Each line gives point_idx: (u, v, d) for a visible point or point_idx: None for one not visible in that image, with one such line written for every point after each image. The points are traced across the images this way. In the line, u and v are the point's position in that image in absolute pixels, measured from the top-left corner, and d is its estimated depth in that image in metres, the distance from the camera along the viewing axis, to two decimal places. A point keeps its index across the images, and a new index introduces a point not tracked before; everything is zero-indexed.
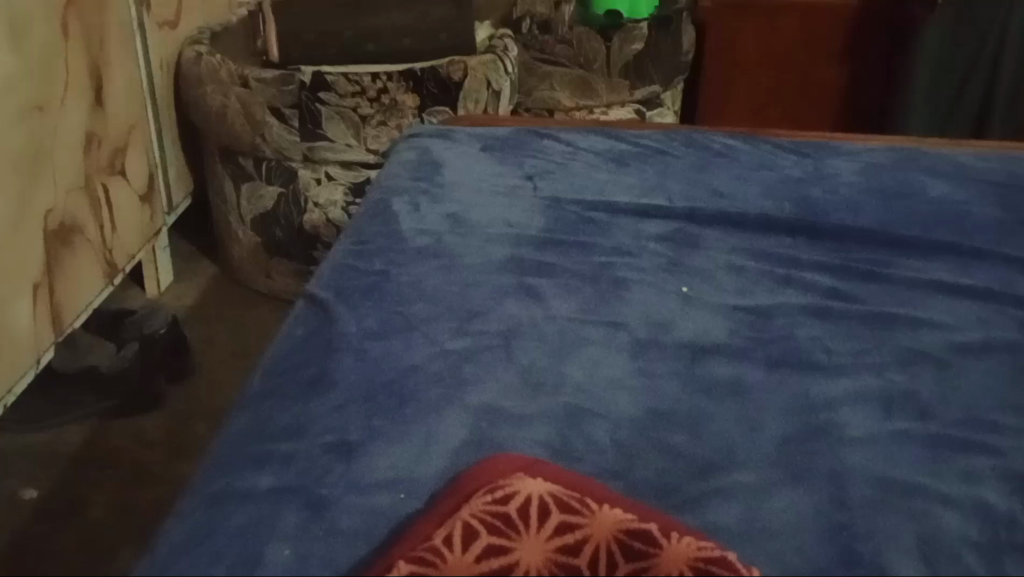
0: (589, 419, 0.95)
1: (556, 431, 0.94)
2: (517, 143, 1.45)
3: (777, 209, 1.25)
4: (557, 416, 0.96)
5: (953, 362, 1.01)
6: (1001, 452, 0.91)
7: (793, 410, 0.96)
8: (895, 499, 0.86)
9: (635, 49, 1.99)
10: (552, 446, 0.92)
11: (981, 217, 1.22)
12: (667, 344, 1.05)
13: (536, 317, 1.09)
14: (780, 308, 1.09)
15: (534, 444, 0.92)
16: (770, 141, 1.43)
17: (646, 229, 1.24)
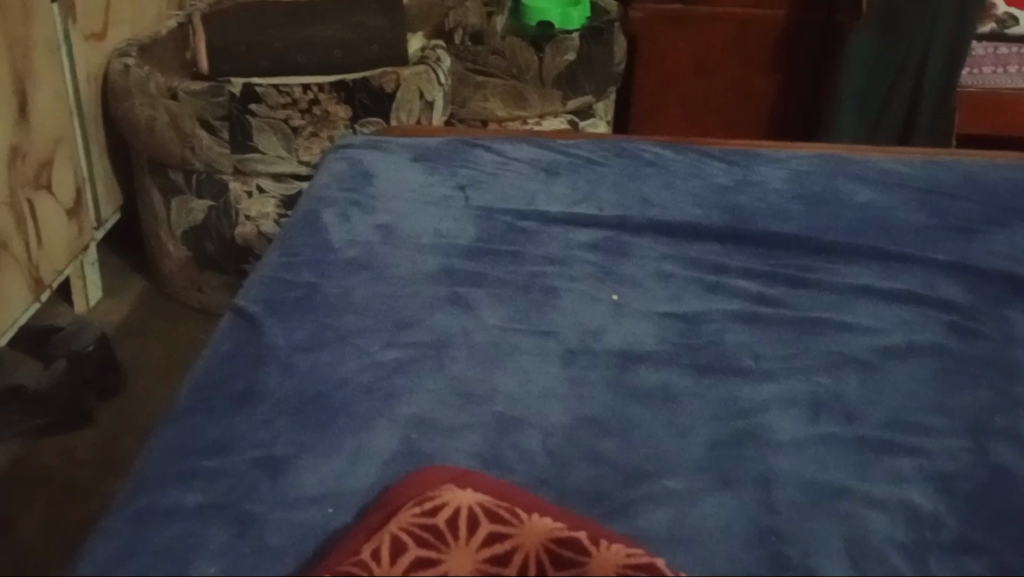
0: (521, 428, 0.95)
1: (487, 441, 0.93)
2: (449, 153, 1.44)
3: (705, 217, 1.26)
4: (488, 426, 0.95)
5: (878, 365, 1.02)
6: (925, 452, 0.92)
7: (721, 415, 0.96)
8: (822, 502, 0.87)
9: (567, 60, 2.00)
10: (483, 457, 0.91)
11: (905, 221, 1.23)
12: (598, 352, 1.05)
13: (467, 327, 1.09)
14: (709, 313, 1.10)
15: (466, 456, 0.91)
16: (698, 150, 1.44)
17: (577, 238, 1.24)
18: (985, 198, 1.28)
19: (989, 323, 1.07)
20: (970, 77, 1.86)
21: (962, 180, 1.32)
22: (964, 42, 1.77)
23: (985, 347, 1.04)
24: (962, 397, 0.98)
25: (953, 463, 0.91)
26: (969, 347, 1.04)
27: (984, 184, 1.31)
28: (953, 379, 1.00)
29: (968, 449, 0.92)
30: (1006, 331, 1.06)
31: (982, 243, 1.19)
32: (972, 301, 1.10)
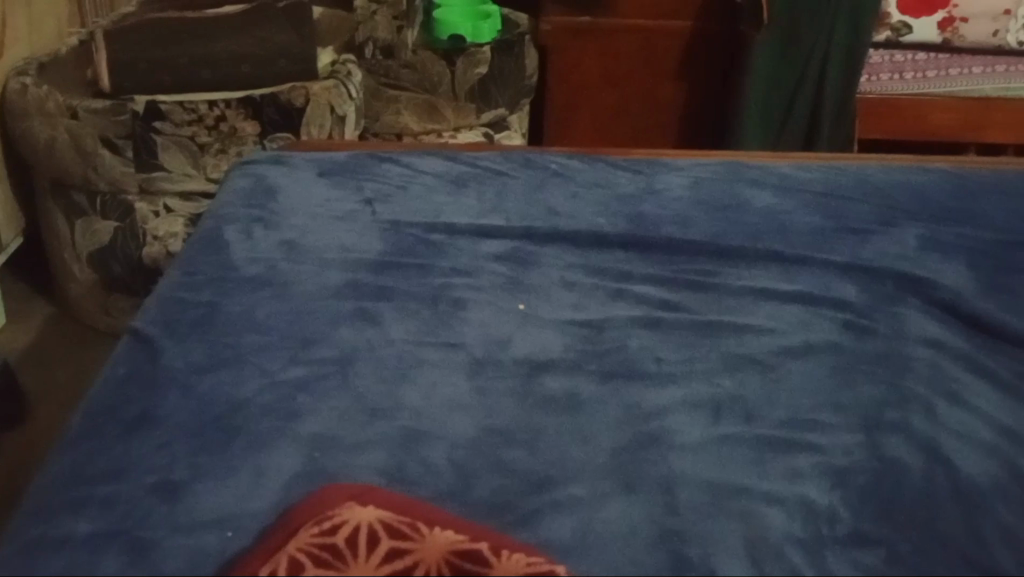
0: (427, 440, 0.94)
1: (392, 456, 0.92)
2: (355, 167, 1.42)
3: (610, 225, 1.27)
4: (394, 441, 0.93)
5: (777, 365, 1.03)
6: (822, 449, 0.93)
7: (625, 420, 0.97)
8: (723, 501, 0.88)
9: (479, 73, 2.01)
10: (388, 472, 0.90)
11: (801, 224, 1.26)
12: (505, 362, 1.05)
13: (373, 342, 1.07)
14: (613, 320, 1.11)
15: (371, 472, 0.90)
16: (603, 159, 1.45)
17: (483, 248, 1.23)
18: (878, 200, 1.31)
19: (882, 322, 1.09)
20: (867, 85, 1.84)
21: (856, 183, 1.36)
22: (862, 51, 1.77)
23: (878, 344, 1.06)
24: (857, 393, 1.00)
25: (848, 458, 0.92)
26: (863, 345, 1.06)
27: (877, 187, 1.35)
28: (848, 376, 1.02)
29: (862, 444, 0.94)
30: (898, 328, 1.08)
31: (875, 244, 1.22)
32: (864, 300, 1.13)
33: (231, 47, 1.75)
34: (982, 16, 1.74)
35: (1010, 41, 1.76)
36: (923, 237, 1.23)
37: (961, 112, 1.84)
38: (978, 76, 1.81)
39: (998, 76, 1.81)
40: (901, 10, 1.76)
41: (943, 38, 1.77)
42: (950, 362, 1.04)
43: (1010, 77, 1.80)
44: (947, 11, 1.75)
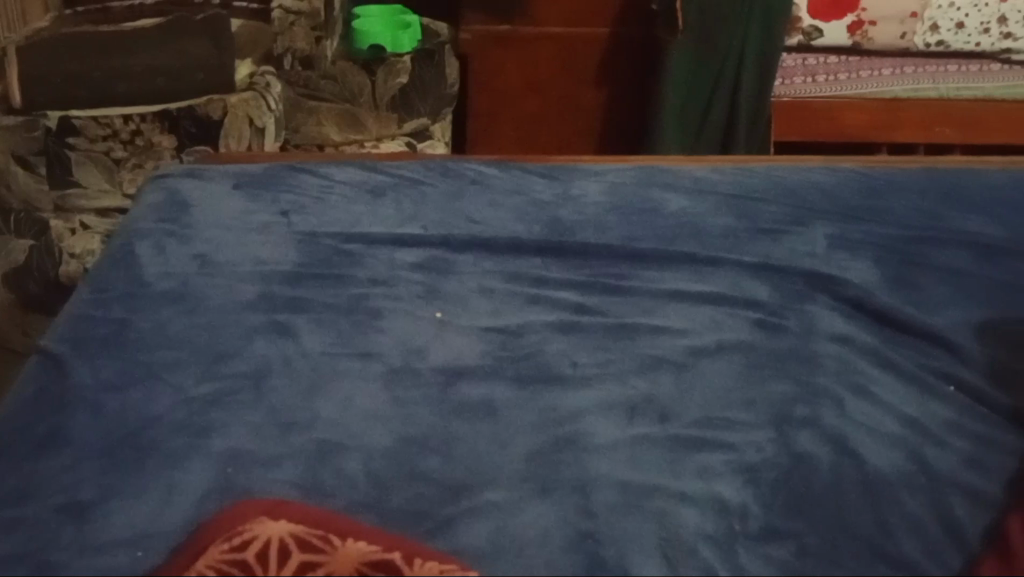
0: (341, 451, 0.91)
1: (307, 468, 0.89)
2: (272, 179, 1.37)
3: (527, 232, 1.26)
4: (307, 454, 0.90)
5: (690, 365, 1.04)
6: (734, 447, 0.93)
7: (541, 424, 0.95)
8: (637, 501, 0.87)
9: (400, 83, 2.05)
10: (303, 485, 0.87)
11: (713, 226, 1.28)
12: (421, 371, 1.02)
13: (287, 354, 1.03)
14: (529, 325, 1.09)
15: (285, 486, 0.87)
16: (520, 166, 1.45)
17: (400, 258, 1.20)
18: (788, 201, 1.34)
19: (793, 318, 1.10)
20: (782, 88, 1.87)
21: (767, 184, 1.38)
22: (774, 56, 1.79)
23: (791, 341, 1.07)
24: (768, 389, 1.00)
25: (760, 455, 0.92)
26: (774, 342, 1.06)
27: (788, 188, 1.37)
28: (759, 374, 1.02)
29: (774, 440, 0.94)
30: (808, 325, 1.09)
31: (785, 243, 1.24)
32: (775, 298, 1.14)
33: (150, 63, 1.72)
34: (889, 19, 1.76)
35: (918, 42, 1.79)
36: (832, 236, 1.26)
37: (873, 113, 1.87)
38: (888, 78, 1.85)
39: (906, 77, 1.85)
40: (810, 14, 1.77)
41: (852, 41, 1.79)
42: (857, 356, 1.04)
43: (917, 78, 1.85)
44: (856, 15, 1.76)
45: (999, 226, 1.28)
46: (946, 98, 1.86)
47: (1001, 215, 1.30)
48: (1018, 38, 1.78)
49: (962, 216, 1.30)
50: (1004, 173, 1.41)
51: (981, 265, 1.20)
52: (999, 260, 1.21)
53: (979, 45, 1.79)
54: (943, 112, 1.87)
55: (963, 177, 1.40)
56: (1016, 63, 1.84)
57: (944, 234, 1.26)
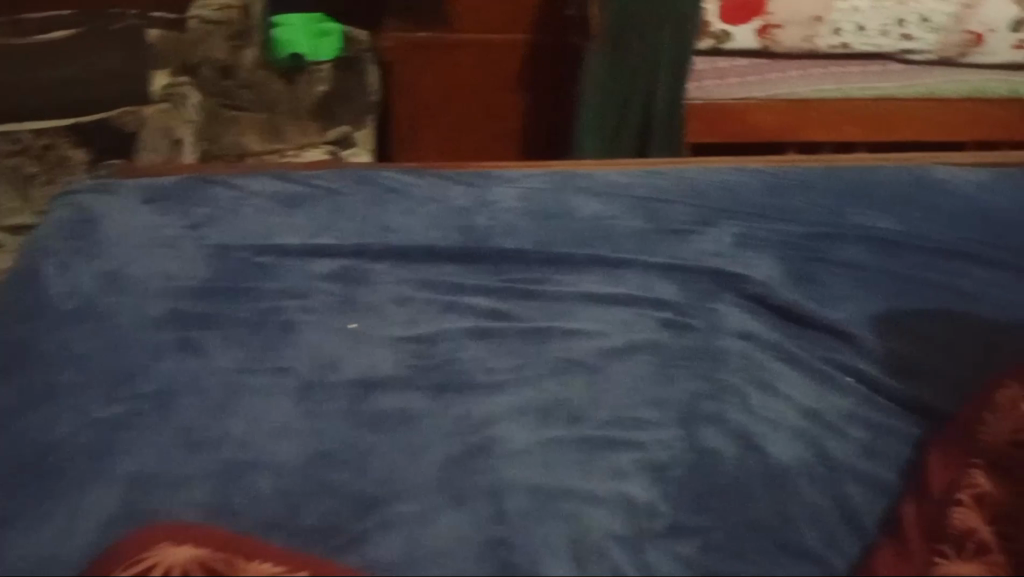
0: (252, 470, 0.88)
1: (215, 489, 0.86)
2: (183, 192, 1.32)
3: (444, 239, 1.24)
4: (216, 474, 0.88)
5: (602, 367, 1.04)
6: (643, 446, 0.94)
7: (453, 432, 0.93)
8: (548, 505, 0.86)
9: (321, 91, 1.99)
10: (209, 506, 0.84)
11: (625, 229, 1.30)
12: (336, 384, 0.98)
13: (195, 372, 0.99)
14: (444, 333, 1.06)
15: (191, 508, 0.84)
16: (435, 172, 1.43)
17: (314, 269, 1.16)
18: (697, 201, 1.37)
19: (700, 317, 1.13)
20: (694, 91, 1.90)
21: (678, 186, 1.40)
22: (686, 61, 1.83)
23: (697, 339, 1.09)
24: (676, 389, 1.01)
25: (667, 452, 0.93)
26: (682, 341, 1.08)
27: (697, 188, 1.40)
28: (667, 373, 1.03)
29: (680, 438, 0.95)
30: (714, 322, 1.11)
31: (693, 243, 1.27)
32: (683, 297, 1.16)
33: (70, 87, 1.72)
34: (795, 22, 1.80)
35: (822, 44, 1.84)
36: (738, 235, 1.29)
37: (784, 113, 1.92)
38: (795, 79, 1.90)
39: (812, 78, 1.90)
40: (721, 19, 1.80)
41: (761, 44, 1.84)
42: (762, 351, 1.07)
43: (823, 79, 1.90)
44: (762, 20, 1.80)
45: (895, 220, 1.32)
46: (853, 99, 1.92)
47: (897, 210, 1.35)
48: (915, 38, 1.83)
49: (862, 213, 1.34)
50: (904, 172, 1.44)
51: (877, 259, 1.24)
52: (894, 252, 1.25)
53: (880, 46, 1.85)
54: (848, 113, 1.93)
55: (863, 172, 1.44)
56: (915, 63, 1.91)
57: (840, 229, 1.30)
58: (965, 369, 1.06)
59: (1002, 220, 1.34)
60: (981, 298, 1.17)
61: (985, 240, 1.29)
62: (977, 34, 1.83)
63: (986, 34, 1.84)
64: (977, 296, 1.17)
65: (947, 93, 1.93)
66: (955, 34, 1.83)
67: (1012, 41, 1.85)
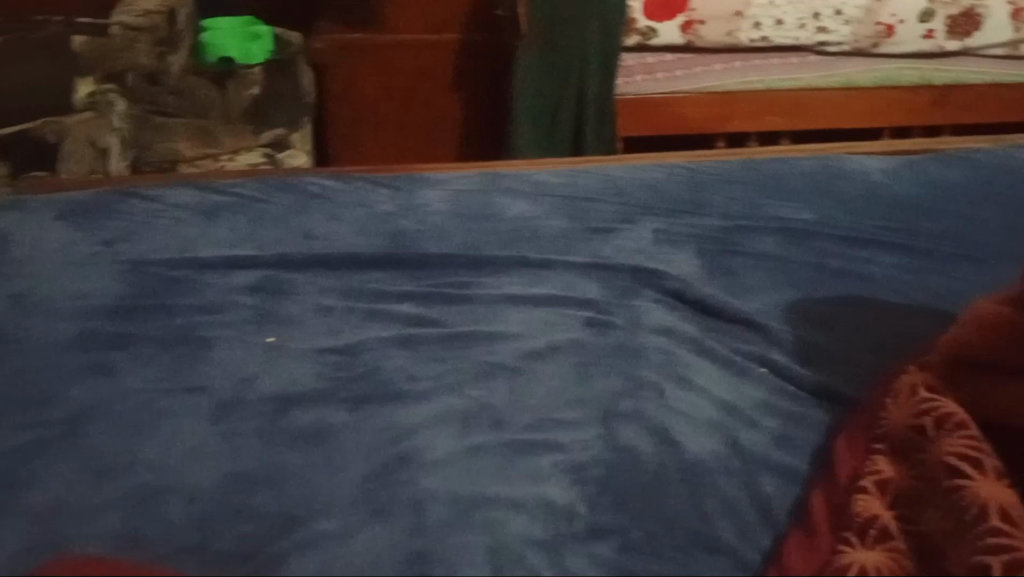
0: (163, 495, 0.86)
1: (126, 516, 0.84)
2: (100, 206, 1.31)
3: (368, 245, 1.24)
4: (126, 501, 0.86)
5: (524, 369, 1.04)
6: (562, 447, 0.94)
7: (373, 445, 0.92)
8: (469, 514, 0.85)
9: (253, 94, 1.95)
10: (120, 536, 0.82)
11: (549, 228, 1.31)
12: (253, 401, 0.97)
13: (107, 395, 0.98)
14: (366, 343, 1.06)
15: (100, 539, 0.82)
16: (361, 177, 1.44)
17: (233, 281, 1.16)
18: (619, 199, 1.39)
19: (621, 315, 1.14)
20: (625, 86, 1.95)
21: (602, 184, 1.43)
22: (614, 54, 1.86)
23: (617, 337, 1.10)
24: (597, 387, 1.02)
25: (587, 453, 0.93)
26: (602, 340, 1.09)
27: (619, 184, 1.43)
28: (590, 372, 1.04)
29: (600, 437, 0.95)
30: (634, 319, 1.13)
31: (614, 241, 1.29)
32: (604, 296, 1.17)
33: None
34: (717, 18, 1.84)
35: (744, 38, 1.89)
36: (658, 231, 1.31)
37: (711, 105, 1.99)
38: (720, 72, 1.96)
39: (736, 71, 1.96)
40: (645, 15, 1.83)
41: (685, 39, 1.87)
42: (680, 346, 1.09)
43: (746, 71, 1.97)
44: (685, 16, 1.84)
45: (808, 210, 1.37)
46: (775, 89, 1.99)
47: (808, 199, 1.39)
48: (831, 31, 1.90)
49: (776, 204, 1.38)
50: (817, 163, 1.50)
51: (790, 249, 1.28)
52: (806, 241, 1.29)
53: (797, 39, 1.91)
54: (772, 102, 2.01)
55: (779, 166, 1.49)
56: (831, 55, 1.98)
57: (755, 220, 1.34)
58: (870, 351, 1.08)
59: (907, 206, 1.38)
60: (884, 282, 1.20)
61: (889, 226, 1.33)
62: (887, 25, 1.91)
63: (896, 25, 1.92)
64: (881, 280, 1.21)
65: (863, 82, 2.02)
66: (867, 26, 1.91)
67: (921, 32, 1.95)
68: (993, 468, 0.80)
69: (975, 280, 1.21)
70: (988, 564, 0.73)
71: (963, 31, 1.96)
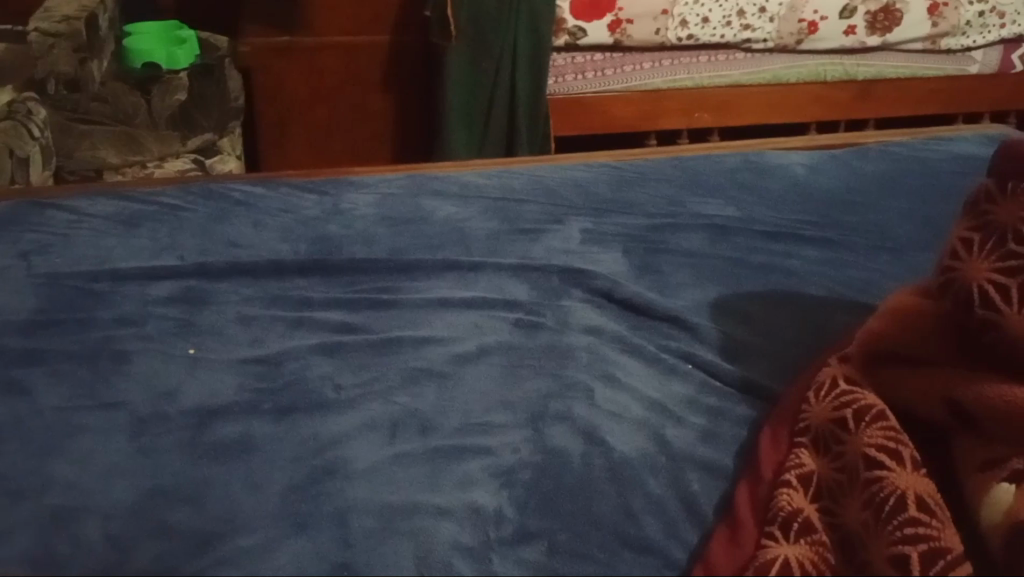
0: (78, 515, 0.84)
1: (37, 539, 0.81)
2: (14, 219, 1.27)
3: (292, 252, 1.23)
4: (38, 522, 0.83)
5: (452, 374, 1.03)
6: (491, 451, 0.93)
7: (297, 457, 0.90)
8: (395, 522, 0.84)
9: (179, 100, 1.91)
10: (30, 559, 0.79)
11: (477, 230, 1.31)
12: (172, 415, 0.95)
13: (18, 414, 0.95)
14: (289, 352, 1.04)
15: (8, 563, 0.79)
16: (286, 183, 1.42)
17: (152, 293, 1.14)
18: (547, 200, 1.40)
19: (550, 316, 1.14)
20: (556, 86, 1.97)
21: (530, 184, 1.44)
22: (544, 53, 1.88)
23: (545, 337, 1.10)
24: (526, 389, 1.01)
25: (515, 456, 0.92)
26: (531, 341, 1.09)
27: (548, 185, 1.44)
28: (519, 373, 1.04)
29: (529, 439, 0.95)
30: (563, 319, 1.13)
31: (543, 241, 1.29)
32: (533, 297, 1.17)
33: None
34: (643, 17, 1.88)
35: (671, 38, 1.92)
36: (586, 231, 1.32)
37: (641, 104, 2.00)
38: (649, 71, 1.98)
39: (665, 69, 1.99)
40: (574, 15, 1.87)
41: (613, 38, 1.90)
42: (608, 345, 1.09)
43: (674, 70, 1.99)
44: (613, 15, 1.87)
45: (731, 207, 1.40)
46: (703, 86, 2.02)
47: (731, 195, 1.44)
48: (755, 29, 1.95)
49: (700, 201, 1.42)
50: (741, 159, 1.56)
51: (714, 245, 1.29)
52: (729, 237, 1.31)
53: (723, 37, 1.95)
54: (700, 100, 2.03)
55: (705, 163, 1.54)
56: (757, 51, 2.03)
57: (682, 219, 1.36)
58: (791, 345, 1.09)
59: (827, 201, 1.42)
60: (807, 275, 1.22)
61: (811, 219, 1.37)
62: (810, 22, 1.98)
63: (818, 22, 1.98)
64: (802, 274, 1.22)
65: (789, 78, 2.06)
66: (790, 23, 1.97)
67: (843, 28, 2.00)
68: (910, 459, 0.81)
69: (893, 272, 1.23)
70: (906, 555, 0.74)
71: (883, 27, 2.02)
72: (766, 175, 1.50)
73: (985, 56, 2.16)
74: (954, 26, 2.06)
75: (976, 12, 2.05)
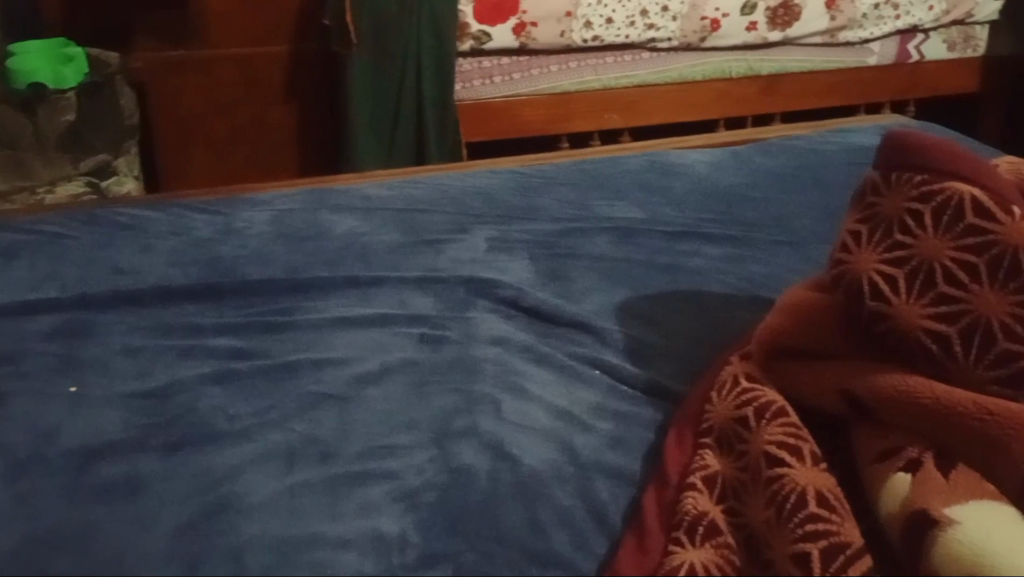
0: None
1: None
2: None
3: (183, 276, 1.18)
4: None
5: (354, 397, 1.00)
6: (394, 474, 0.90)
7: (191, 493, 0.86)
8: (293, 556, 0.80)
9: (67, 120, 1.81)
10: None
11: (378, 244, 1.28)
12: (52, 458, 0.90)
13: None
14: (179, 383, 1.00)
15: None
16: (176, 204, 1.37)
17: (30, 327, 1.08)
18: (450, 209, 1.38)
19: (455, 329, 1.12)
20: (462, 91, 1.95)
21: (432, 194, 1.42)
22: (446, 59, 1.86)
23: (451, 351, 1.08)
24: (430, 406, 0.99)
25: (420, 478, 0.90)
26: (436, 356, 1.07)
27: (451, 194, 1.42)
28: (423, 390, 1.01)
29: (433, 459, 0.92)
30: (468, 332, 1.11)
31: (447, 252, 1.27)
32: (437, 310, 1.15)
33: None
34: (547, 19, 1.88)
35: (576, 39, 1.93)
36: (491, 239, 1.30)
37: (549, 107, 2.00)
38: (555, 73, 1.98)
39: (571, 71, 1.99)
40: (478, 19, 1.86)
41: (518, 42, 1.89)
42: (515, 355, 1.07)
43: (581, 72, 2.00)
44: (517, 18, 1.87)
45: (636, 209, 1.40)
46: (610, 88, 2.03)
47: (635, 195, 1.44)
48: (659, 28, 1.97)
49: (604, 203, 1.41)
50: (645, 159, 1.56)
51: (619, 248, 1.29)
52: (633, 239, 1.31)
53: (628, 37, 1.96)
54: (608, 101, 2.03)
55: (609, 165, 1.54)
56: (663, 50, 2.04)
57: (586, 223, 1.35)
58: (695, 344, 1.09)
59: (729, 198, 1.43)
60: (711, 273, 1.22)
61: (713, 217, 1.38)
62: (712, 20, 2.00)
63: (720, 19, 2.01)
64: (705, 272, 1.23)
65: (691, 76, 2.08)
66: (692, 21, 1.99)
67: (744, 25, 2.03)
68: (810, 454, 0.81)
69: (795, 265, 1.24)
70: (807, 552, 0.73)
71: (783, 22, 2.06)
72: (669, 175, 1.51)
73: (883, 47, 2.22)
74: (851, 19, 2.11)
75: (871, 5, 2.10)
